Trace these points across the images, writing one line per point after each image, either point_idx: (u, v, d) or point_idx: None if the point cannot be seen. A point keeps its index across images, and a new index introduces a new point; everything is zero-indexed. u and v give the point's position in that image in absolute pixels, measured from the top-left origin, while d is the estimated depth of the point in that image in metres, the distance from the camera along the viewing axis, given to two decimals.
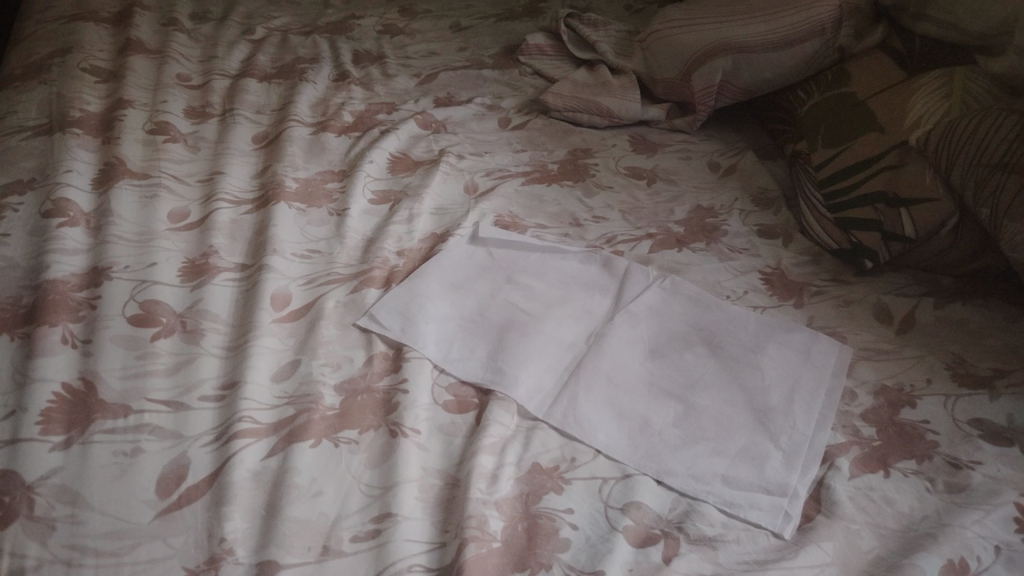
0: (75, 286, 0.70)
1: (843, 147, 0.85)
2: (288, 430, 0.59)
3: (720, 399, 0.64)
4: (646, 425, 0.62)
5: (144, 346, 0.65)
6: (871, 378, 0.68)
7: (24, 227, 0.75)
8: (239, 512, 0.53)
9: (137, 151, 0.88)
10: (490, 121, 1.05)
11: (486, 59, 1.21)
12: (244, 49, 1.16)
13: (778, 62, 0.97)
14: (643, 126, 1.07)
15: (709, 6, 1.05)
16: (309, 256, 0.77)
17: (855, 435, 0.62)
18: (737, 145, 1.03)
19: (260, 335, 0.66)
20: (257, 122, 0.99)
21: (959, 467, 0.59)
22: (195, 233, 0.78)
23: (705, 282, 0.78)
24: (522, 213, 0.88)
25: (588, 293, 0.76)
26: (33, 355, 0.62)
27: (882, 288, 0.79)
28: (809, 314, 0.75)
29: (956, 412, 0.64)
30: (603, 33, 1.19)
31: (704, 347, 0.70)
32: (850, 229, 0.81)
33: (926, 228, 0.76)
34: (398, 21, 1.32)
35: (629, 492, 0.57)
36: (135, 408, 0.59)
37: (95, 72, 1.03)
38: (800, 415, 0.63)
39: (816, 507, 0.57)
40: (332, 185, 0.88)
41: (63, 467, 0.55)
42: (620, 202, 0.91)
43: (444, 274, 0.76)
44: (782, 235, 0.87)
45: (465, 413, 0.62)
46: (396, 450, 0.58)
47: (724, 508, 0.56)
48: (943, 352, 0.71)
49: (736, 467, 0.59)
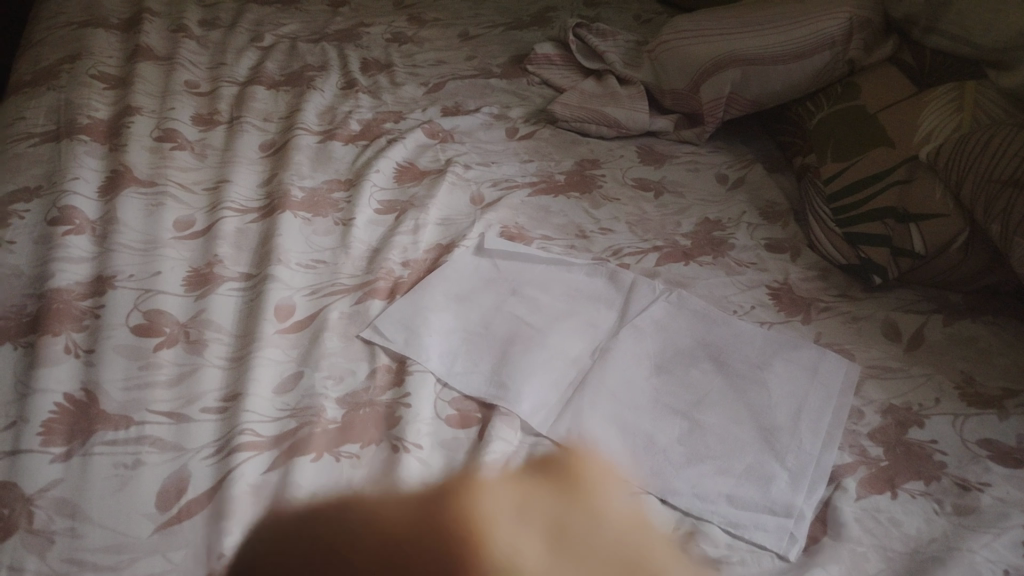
0: (80, 295, 0.69)
1: (853, 161, 0.84)
2: (290, 443, 0.58)
3: (726, 417, 0.64)
4: (651, 443, 0.61)
5: (146, 356, 0.64)
6: (879, 397, 0.67)
7: (30, 234, 0.75)
8: (237, 526, 0.53)
9: (143, 158, 0.88)
10: (497, 131, 1.05)
11: (494, 67, 1.21)
12: (253, 56, 1.16)
13: (788, 74, 0.96)
14: (652, 138, 1.07)
15: (717, 18, 1.04)
16: (314, 266, 0.77)
17: (862, 455, 0.61)
18: (745, 158, 1.02)
19: (263, 346, 0.66)
20: (264, 130, 0.99)
21: (967, 489, 0.59)
22: (200, 241, 0.78)
23: (712, 296, 0.78)
24: (528, 224, 0.87)
25: (593, 307, 0.75)
26: (35, 364, 0.62)
27: (891, 304, 0.78)
28: (817, 331, 0.74)
29: (965, 433, 0.63)
30: (611, 43, 1.19)
31: (710, 363, 0.69)
32: (859, 246, 0.80)
33: (936, 244, 0.75)
34: (407, 29, 1.32)
35: (632, 512, 0.56)
36: (136, 419, 0.59)
37: (104, 79, 1.03)
38: (807, 434, 0.62)
39: (822, 529, 0.56)
40: (338, 194, 0.88)
41: (63, 479, 0.54)
42: (626, 214, 0.90)
43: (449, 286, 0.76)
44: (789, 250, 0.86)
45: (468, 429, 0.62)
46: (397, 466, 0.57)
47: (728, 529, 0.55)
48: (952, 370, 0.70)
49: (741, 487, 0.58)
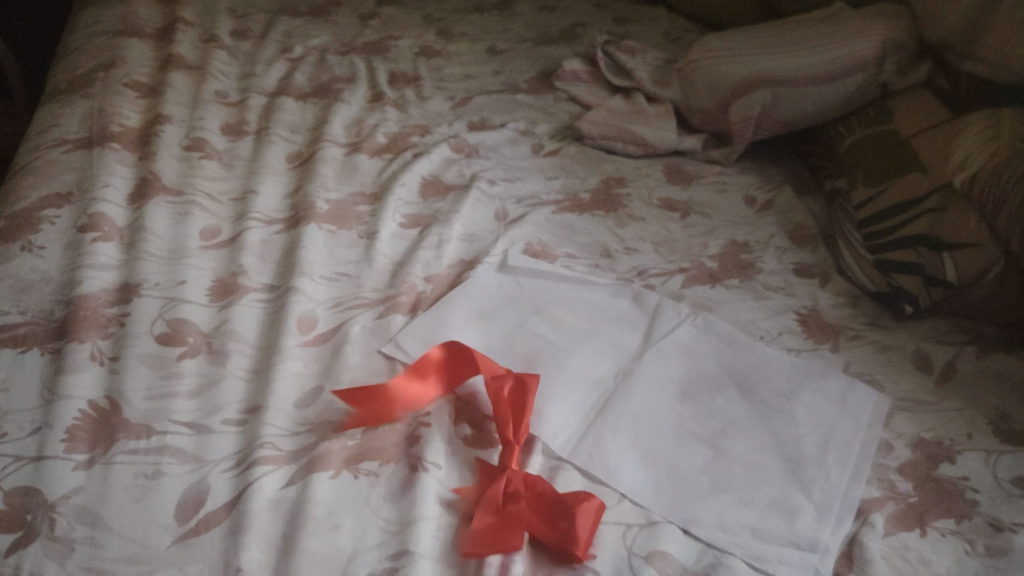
0: (106, 302, 0.70)
1: (886, 187, 0.83)
2: (309, 459, 0.58)
3: (751, 445, 0.63)
4: (674, 470, 0.60)
5: (169, 365, 0.65)
6: (909, 431, 0.65)
7: (59, 240, 0.76)
8: (256, 542, 0.52)
9: (173, 167, 0.89)
10: (523, 147, 1.05)
11: (521, 83, 1.21)
12: (282, 67, 1.17)
13: (820, 96, 0.95)
14: (679, 157, 1.05)
15: (751, 41, 1.03)
16: (337, 280, 0.77)
17: (890, 490, 0.60)
18: (774, 179, 1.01)
19: (284, 359, 0.66)
20: (291, 141, 0.99)
21: (1001, 529, 0.57)
22: (226, 251, 0.78)
23: (738, 320, 0.77)
24: (551, 241, 0.87)
25: (617, 328, 0.75)
26: (61, 371, 0.62)
27: (922, 334, 0.76)
28: (845, 360, 0.73)
29: (998, 470, 0.61)
30: (640, 60, 1.18)
31: (735, 390, 0.68)
32: (891, 273, 0.78)
33: (969, 275, 0.74)
34: (435, 43, 1.32)
35: (654, 541, 0.55)
36: (157, 429, 0.59)
37: (136, 87, 1.04)
38: (834, 466, 0.61)
39: (847, 564, 0.54)
40: (363, 208, 0.88)
41: (85, 487, 0.54)
42: (652, 234, 0.90)
43: (471, 302, 0.76)
44: (818, 274, 0.84)
45: (487, 450, 0.61)
46: (416, 485, 0.57)
47: (752, 562, 0.54)
48: (986, 406, 0.68)
49: (766, 519, 0.57)
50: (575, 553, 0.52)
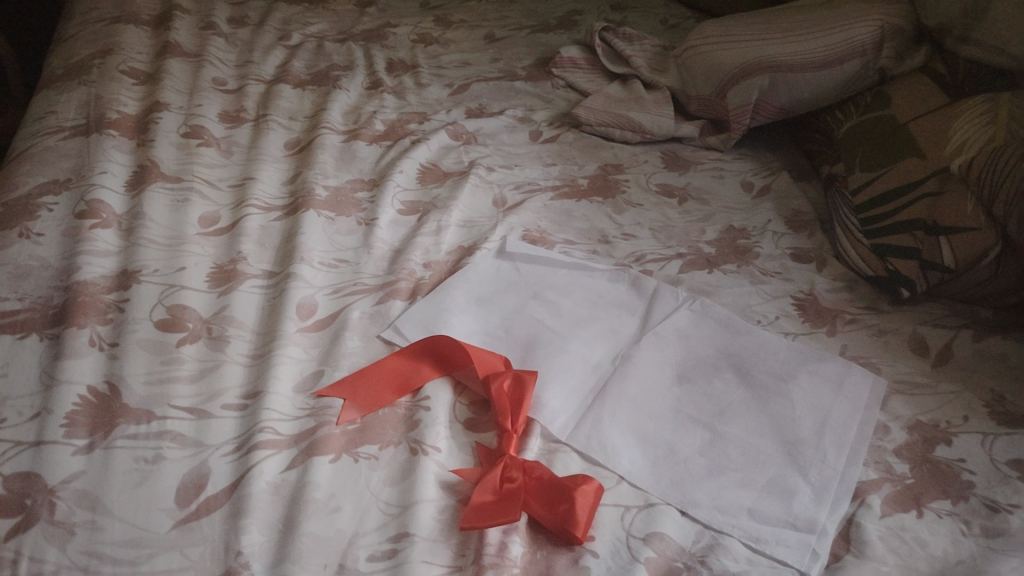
0: (105, 288, 0.70)
1: (882, 171, 0.83)
2: (308, 443, 0.59)
3: (748, 427, 0.63)
4: (672, 452, 0.61)
5: (169, 351, 0.65)
6: (906, 413, 0.65)
7: (57, 227, 0.76)
8: (256, 525, 0.53)
9: (171, 154, 0.89)
10: (521, 134, 1.05)
11: (519, 70, 1.21)
12: (280, 55, 1.17)
13: (818, 81, 0.96)
14: (677, 144, 1.06)
15: (749, 25, 1.03)
16: (336, 266, 0.77)
17: (887, 471, 0.60)
18: (772, 165, 1.01)
19: (284, 344, 0.66)
20: (290, 129, 0.99)
21: (996, 511, 0.57)
22: (225, 238, 0.79)
23: (735, 305, 0.77)
24: (550, 228, 0.87)
25: (615, 313, 0.75)
26: (60, 357, 0.62)
27: (918, 318, 0.77)
28: (842, 344, 0.73)
29: (994, 452, 0.62)
30: (637, 47, 1.18)
31: (733, 373, 0.68)
32: (887, 256, 0.78)
33: (967, 258, 0.74)
34: (433, 30, 1.32)
35: (652, 522, 0.55)
36: (158, 414, 0.59)
37: (134, 75, 1.04)
38: (831, 449, 0.61)
39: (844, 545, 0.55)
40: (361, 194, 0.88)
41: (85, 472, 0.55)
42: (649, 220, 0.90)
43: (470, 288, 0.76)
44: (816, 259, 0.85)
45: (485, 435, 0.62)
46: (415, 469, 0.57)
47: (749, 543, 0.54)
48: (982, 389, 0.68)
49: (763, 501, 0.57)
50: (574, 534, 0.52)
